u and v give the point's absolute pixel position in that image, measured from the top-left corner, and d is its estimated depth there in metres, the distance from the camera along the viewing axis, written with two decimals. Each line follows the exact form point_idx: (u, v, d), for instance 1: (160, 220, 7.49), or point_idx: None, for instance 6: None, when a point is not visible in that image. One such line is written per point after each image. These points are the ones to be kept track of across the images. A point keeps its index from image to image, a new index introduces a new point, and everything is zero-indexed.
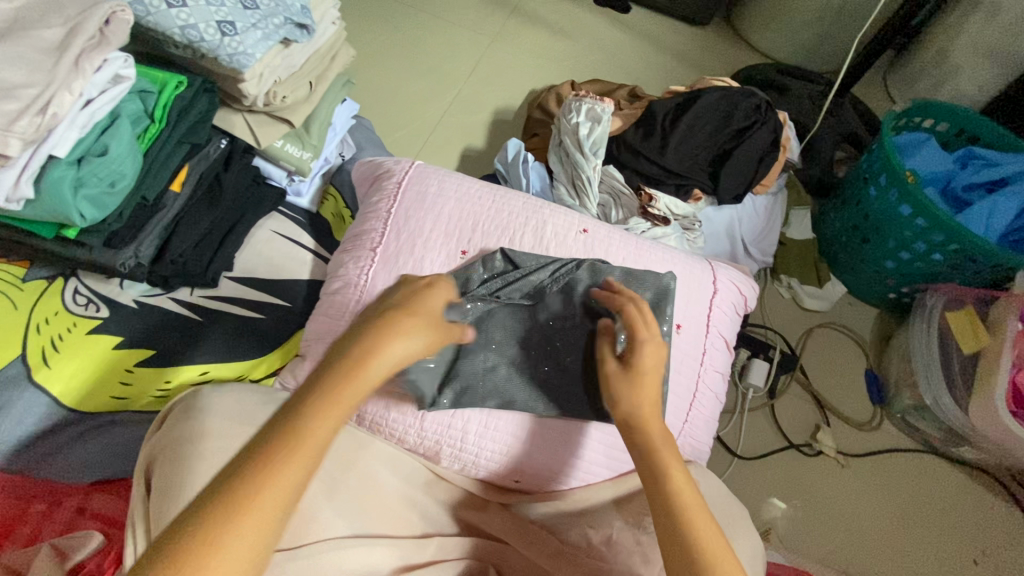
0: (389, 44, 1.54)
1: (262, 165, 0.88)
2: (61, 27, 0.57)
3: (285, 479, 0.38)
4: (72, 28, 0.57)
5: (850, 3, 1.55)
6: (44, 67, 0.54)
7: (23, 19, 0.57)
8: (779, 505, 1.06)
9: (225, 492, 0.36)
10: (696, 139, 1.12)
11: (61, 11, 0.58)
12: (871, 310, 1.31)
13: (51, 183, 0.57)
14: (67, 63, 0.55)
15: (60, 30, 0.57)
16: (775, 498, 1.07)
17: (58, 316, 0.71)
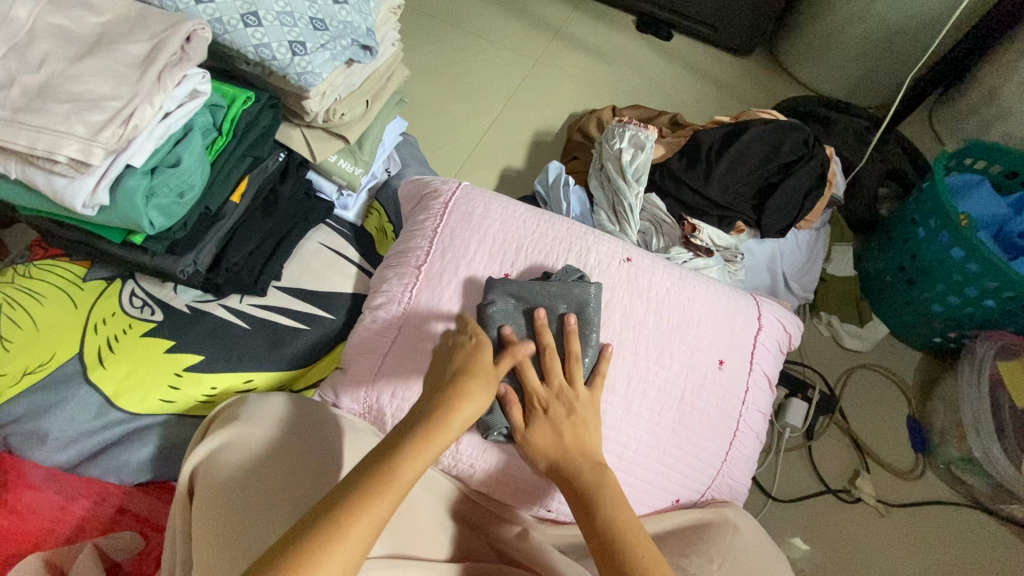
0: (434, 64, 1.58)
1: (315, 179, 0.90)
2: (146, 43, 0.60)
3: (357, 533, 0.45)
4: (156, 45, 0.59)
5: (899, 39, 1.54)
6: (129, 81, 0.57)
7: (111, 35, 0.61)
8: (801, 546, 1.03)
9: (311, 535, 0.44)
10: (741, 171, 1.11)
11: (146, 28, 0.61)
12: (914, 353, 1.27)
13: (124, 192, 0.58)
14: (150, 78, 0.57)
15: (145, 45, 0.60)
16: (796, 538, 1.03)
17: (115, 316, 0.73)
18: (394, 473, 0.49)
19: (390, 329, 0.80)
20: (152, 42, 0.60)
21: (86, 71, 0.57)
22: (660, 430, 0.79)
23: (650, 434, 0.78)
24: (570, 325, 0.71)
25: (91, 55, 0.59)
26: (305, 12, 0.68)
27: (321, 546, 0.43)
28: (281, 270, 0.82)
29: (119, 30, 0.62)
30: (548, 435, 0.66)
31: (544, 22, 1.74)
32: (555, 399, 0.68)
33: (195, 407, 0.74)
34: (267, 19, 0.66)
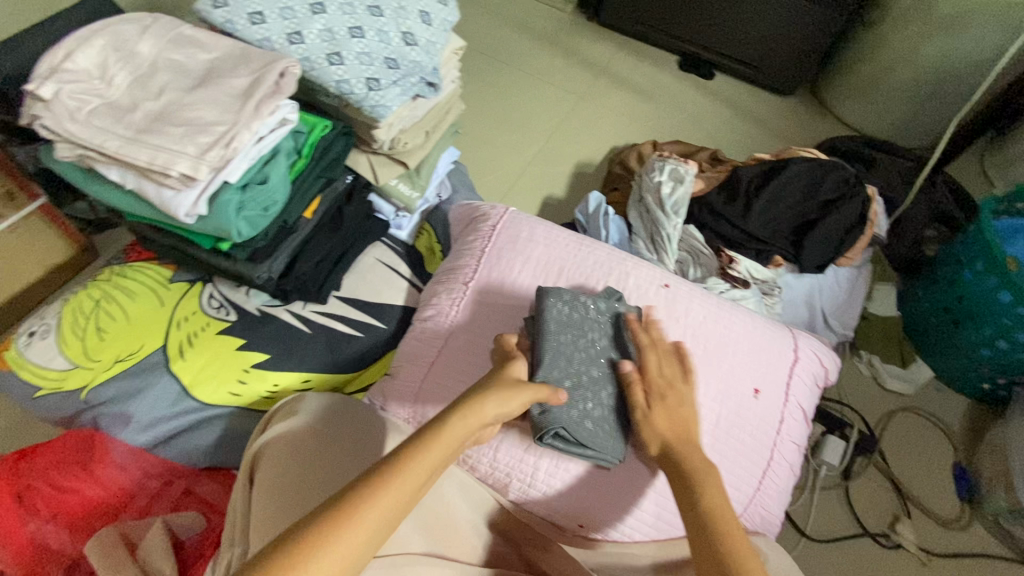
0: (484, 98, 1.68)
1: (375, 201, 0.98)
2: (247, 76, 0.69)
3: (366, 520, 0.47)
4: (256, 78, 0.69)
5: (945, 83, 1.54)
6: (232, 110, 0.66)
7: (219, 69, 0.71)
8: None
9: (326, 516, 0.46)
10: (780, 207, 1.13)
11: (248, 64, 0.70)
12: (960, 399, 1.23)
13: (220, 204, 0.67)
14: (250, 107, 0.66)
15: (247, 79, 0.69)
16: None
17: (195, 315, 0.81)
18: (406, 468, 0.51)
19: (437, 340, 0.85)
20: (254, 76, 0.69)
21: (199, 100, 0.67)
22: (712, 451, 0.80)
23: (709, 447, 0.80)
24: (657, 316, 0.79)
25: (203, 86, 0.68)
26: (381, 52, 0.78)
27: (334, 527, 0.46)
28: (340, 281, 0.89)
29: (226, 64, 0.71)
30: (667, 417, 0.70)
31: (590, 61, 1.84)
32: (668, 385, 0.73)
33: (259, 401, 0.81)
34: (349, 59, 0.76)
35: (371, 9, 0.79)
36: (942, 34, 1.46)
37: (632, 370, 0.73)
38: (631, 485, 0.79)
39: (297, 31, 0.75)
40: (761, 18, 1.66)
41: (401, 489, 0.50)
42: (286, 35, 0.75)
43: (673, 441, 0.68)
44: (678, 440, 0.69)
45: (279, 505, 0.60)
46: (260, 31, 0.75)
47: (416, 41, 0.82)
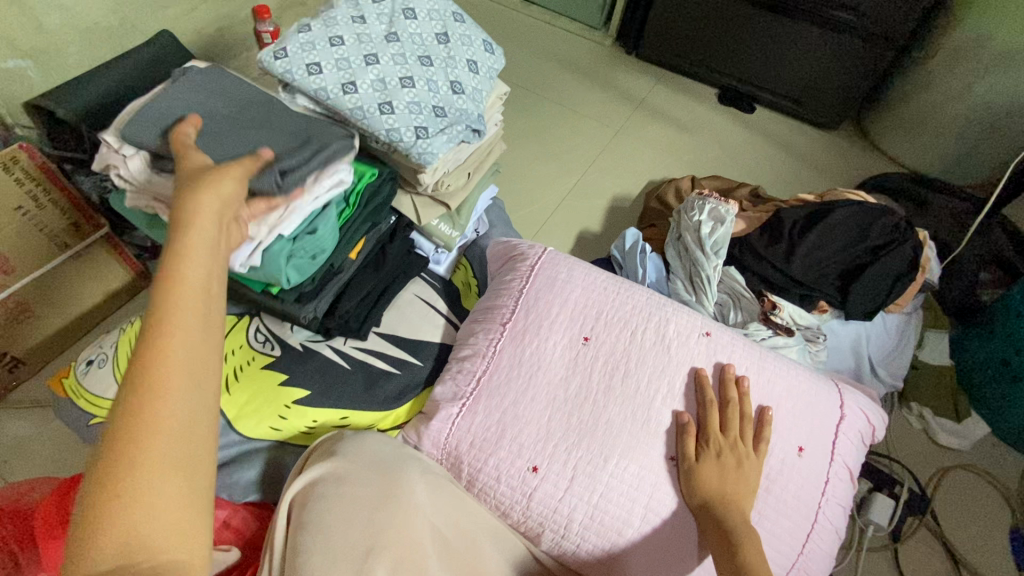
0: (522, 131, 1.71)
1: (417, 239, 1.01)
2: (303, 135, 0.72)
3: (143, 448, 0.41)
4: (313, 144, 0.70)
5: (1002, 121, 1.49)
6: None
7: (274, 115, 0.74)
8: None
9: (93, 486, 0.40)
10: (826, 251, 1.10)
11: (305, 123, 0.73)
12: (1019, 458, 1.16)
13: (272, 255, 0.68)
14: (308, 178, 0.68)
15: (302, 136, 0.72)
16: None
17: (242, 348, 0.84)
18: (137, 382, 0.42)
19: (472, 382, 0.85)
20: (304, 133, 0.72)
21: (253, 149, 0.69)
22: (760, 512, 0.77)
23: (760, 508, 0.77)
24: (744, 386, 0.82)
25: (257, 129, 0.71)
26: (430, 101, 0.81)
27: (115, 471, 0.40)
28: (380, 318, 0.91)
29: (282, 113, 0.75)
30: (716, 477, 0.74)
31: (628, 94, 1.85)
32: (729, 447, 0.77)
33: (297, 436, 0.82)
34: (399, 108, 0.79)
35: (421, 59, 0.83)
36: (999, 71, 1.42)
37: (689, 422, 0.79)
38: (669, 543, 0.76)
39: (351, 81, 0.79)
40: (805, 53, 1.64)
41: (176, 363, 0.44)
42: (340, 85, 0.78)
43: (715, 500, 0.73)
44: (720, 498, 0.73)
45: (339, 552, 0.63)
46: (316, 81, 0.78)
47: (463, 90, 0.85)
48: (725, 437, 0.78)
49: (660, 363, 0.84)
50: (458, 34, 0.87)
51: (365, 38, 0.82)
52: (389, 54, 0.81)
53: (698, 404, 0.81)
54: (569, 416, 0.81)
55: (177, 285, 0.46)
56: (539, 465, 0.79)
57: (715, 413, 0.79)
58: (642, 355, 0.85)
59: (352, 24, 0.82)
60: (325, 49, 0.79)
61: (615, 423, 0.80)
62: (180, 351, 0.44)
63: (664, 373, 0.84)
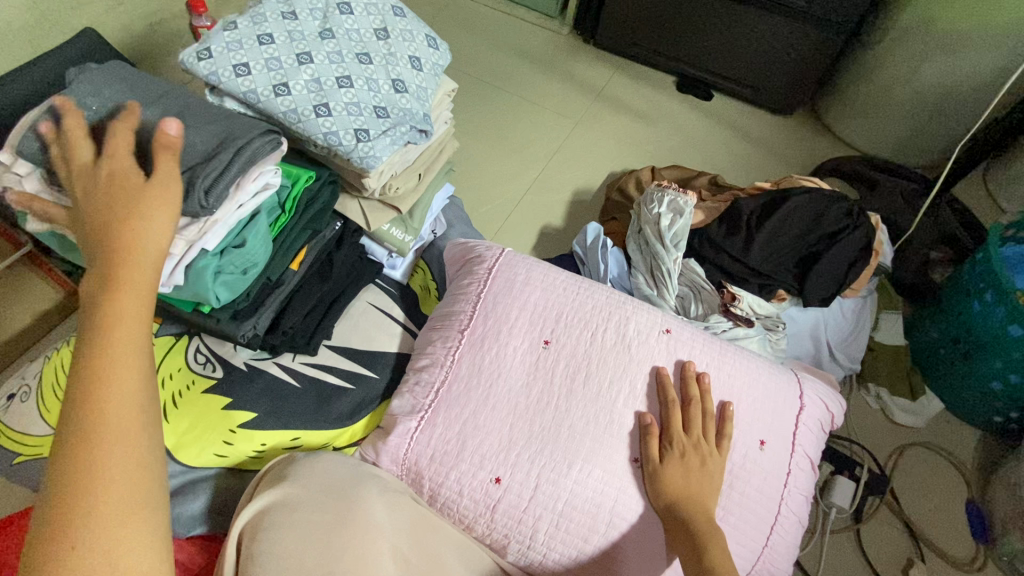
0: (480, 125, 1.67)
1: (368, 244, 0.96)
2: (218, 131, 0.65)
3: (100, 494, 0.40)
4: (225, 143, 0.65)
5: (948, 103, 1.52)
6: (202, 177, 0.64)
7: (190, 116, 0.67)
8: None
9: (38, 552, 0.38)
10: (783, 239, 1.11)
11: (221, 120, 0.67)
12: (971, 431, 1.20)
13: (196, 271, 0.64)
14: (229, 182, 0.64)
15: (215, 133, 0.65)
16: None
17: (180, 372, 0.79)
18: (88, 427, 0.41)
19: (430, 393, 0.82)
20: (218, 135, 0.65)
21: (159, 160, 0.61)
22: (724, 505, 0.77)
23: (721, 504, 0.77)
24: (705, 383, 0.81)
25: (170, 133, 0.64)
26: (370, 101, 0.77)
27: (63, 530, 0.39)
28: (332, 330, 0.87)
29: (196, 113, 0.68)
30: (681, 477, 0.74)
31: (587, 84, 1.82)
32: (692, 447, 0.76)
33: (246, 462, 0.78)
34: (336, 109, 0.74)
35: (359, 56, 0.78)
36: (943, 55, 1.44)
37: (651, 423, 0.78)
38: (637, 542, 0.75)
39: (283, 82, 0.73)
40: (760, 39, 1.64)
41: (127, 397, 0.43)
42: (271, 87, 0.73)
43: (681, 501, 0.72)
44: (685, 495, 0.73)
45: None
46: (245, 83, 0.73)
47: (406, 88, 0.80)
48: (688, 437, 0.77)
49: (621, 363, 0.83)
50: (398, 29, 0.83)
51: (297, 34, 0.76)
52: (324, 52, 0.76)
53: (661, 404, 0.80)
54: (531, 424, 0.79)
55: (117, 319, 0.45)
56: (502, 476, 0.77)
57: (678, 412, 0.78)
58: (604, 357, 0.84)
59: (283, 20, 0.77)
60: (253, 48, 0.74)
61: (576, 424, 0.79)
62: (120, 387, 0.43)
63: (625, 373, 0.83)
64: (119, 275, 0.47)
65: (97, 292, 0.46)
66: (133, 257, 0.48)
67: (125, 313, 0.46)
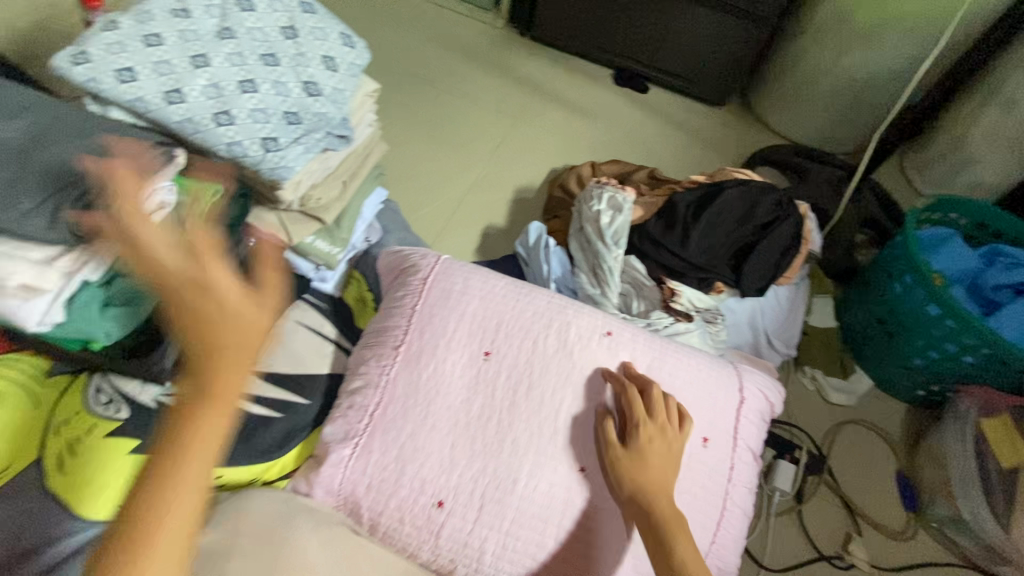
0: (415, 125, 1.61)
1: (291, 259, 0.89)
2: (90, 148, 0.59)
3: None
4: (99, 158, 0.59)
5: (867, 92, 1.59)
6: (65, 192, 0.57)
7: (58, 132, 0.59)
8: None
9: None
10: (718, 233, 1.12)
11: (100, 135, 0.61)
12: (900, 405, 1.27)
13: (80, 306, 0.58)
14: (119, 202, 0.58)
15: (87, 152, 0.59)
16: None
17: (78, 415, 0.71)
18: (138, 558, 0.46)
19: (365, 417, 0.78)
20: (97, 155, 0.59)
21: (20, 187, 0.55)
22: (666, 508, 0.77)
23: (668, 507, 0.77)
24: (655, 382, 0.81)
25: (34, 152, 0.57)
26: (279, 107, 0.70)
27: None
28: (255, 355, 0.80)
29: (65, 131, 0.60)
30: (642, 462, 0.72)
31: (524, 79, 1.79)
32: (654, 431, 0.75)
33: None
34: (239, 117, 0.68)
35: (264, 58, 0.72)
36: (860, 46, 1.50)
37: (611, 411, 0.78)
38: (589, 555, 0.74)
39: (176, 89, 0.66)
40: (691, 32, 1.66)
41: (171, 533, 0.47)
42: (162, 94, 0.66)
43: (642, 488, 0.71)
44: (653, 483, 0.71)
45: None
46: (130, 90, 0.65)
47: (320, 91, 0.74)
48: (650, 421, 0.76)
49: (564, 370, 0.81)
50: (308, 26, 0.76)
51: (190, 35, 0.69)
52: (223, 54, 0.69)
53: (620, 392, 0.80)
54: (473, 441, 0.76)
55: (199, 450, 0.49)
56: (444, 500, 0.74)
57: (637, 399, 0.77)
58: (547, 366, 0.81)
59: (173, 19, 0.69)
60: (140, 51, 0.66)
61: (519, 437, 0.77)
62: (179, 513, 0.48)
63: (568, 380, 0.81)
64: (201, 400, 0.49)
65: (191, 412, 0.48)
66: (217, 393, 0.49)
67: (201, 438, 0.49)
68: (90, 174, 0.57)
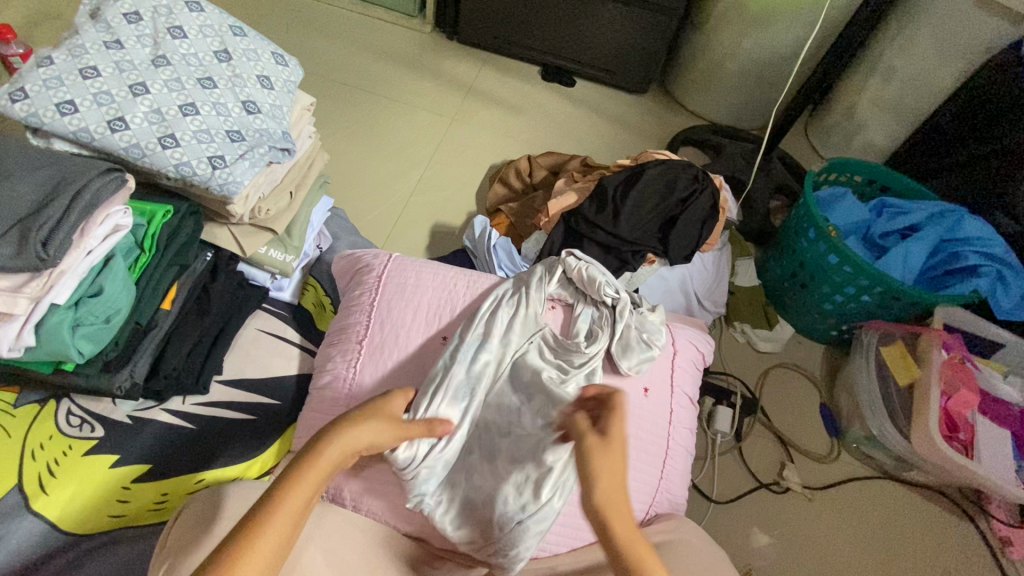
0: (353, 134, 1.65)
1: (246, 270, 0.94)
2: (42, 184, 0.61)
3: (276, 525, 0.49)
4: (53, 188, 0.61)
5: (767, 72, 1.75)
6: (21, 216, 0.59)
7: (7, 166, 0.62)
8: (764, 538, 1.15)
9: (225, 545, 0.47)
10: (643, 209, 1.24)
11: (49, 166, 0.62)
12: (819, 346, 1.43)
13: (49, 329, 0.61)
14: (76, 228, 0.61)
15: (41, 187, 0.61)
16: (761, 532, 1.16)
17: (52, 439, 0.74)
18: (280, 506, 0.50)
19: (338, 407, 0.83)
20: (52, 186, 0.61)
21: None
22: None
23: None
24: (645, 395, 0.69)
25: None
26: (221, 126, 0.75)
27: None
28: (222, 364, 0.84)
29: (18, 161, 0.63)
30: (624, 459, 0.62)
31: (455, 80, 1.86)
32: None
33: (147, 513, 0.76)
34: (184, 139, 0.72)
35: (201, 81, 0.76)
36: (756, 31, 1.65)
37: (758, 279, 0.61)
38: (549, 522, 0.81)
39: (118, 117, 0.70)
40: (606, 26, 1.77)
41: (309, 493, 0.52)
42: (105, 123, 0.69)
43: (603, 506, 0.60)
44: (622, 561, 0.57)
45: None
46: (73, 121, 0.68)
47: (258, 108, 0.79)
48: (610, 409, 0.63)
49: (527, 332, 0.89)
50: (240, 48, 0.81)
51: (126, 64, 0.72)
52: (161, 80, 0.73)
53: None
54: None
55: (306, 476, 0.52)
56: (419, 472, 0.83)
57: None
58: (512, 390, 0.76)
59: (106, 51, 0.72)
60: (76, 83, 0.69)
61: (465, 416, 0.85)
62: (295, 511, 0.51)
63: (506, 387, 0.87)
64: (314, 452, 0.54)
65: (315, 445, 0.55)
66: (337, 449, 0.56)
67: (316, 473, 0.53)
68: (48, 203, 0.60)
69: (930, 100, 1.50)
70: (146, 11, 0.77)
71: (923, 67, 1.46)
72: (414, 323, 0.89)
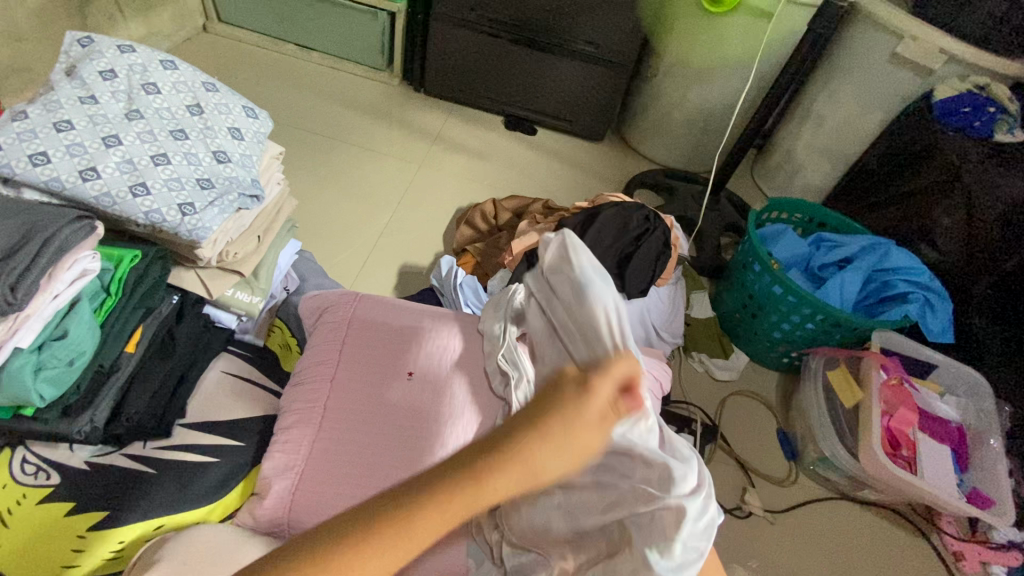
0: (323, 180, 1.71)
1: (213, 312, 0.95)
2: (13, 231, 0.63)
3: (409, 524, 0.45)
4: (22, 235, 0.63)
5: (712, 121, 1.90)
6: None
7: None
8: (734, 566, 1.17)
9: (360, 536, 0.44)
10: (600, 247, 1.31)
11: (18, 215, 0.65)
12: (774, 374, 1.50)
13: (11, 372, 0.62)
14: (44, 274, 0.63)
15: (12, 234, 0.63)
16: (730, 560, 1.17)
17: (6, 488, 0.74)
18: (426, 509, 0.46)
19: (303, 447, 0.83)
20: (22, 232, 0.63)
21: None
22: None
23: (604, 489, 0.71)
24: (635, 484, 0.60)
25: None
26: (192, 175, 0.79)
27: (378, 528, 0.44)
28: (185, 407, 0.84)
29: None
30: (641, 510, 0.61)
31: (422, 129, 1.95)
32: None
33: (104, 564, 0.74)
34: (155, 187, 0.75)
35: (173, 133, 0.80)
36: (700, 84, 1.80)
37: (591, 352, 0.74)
38: None
39: (90, 167, 0.73)
40: (563, 79, 1.90)
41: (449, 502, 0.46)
42: (77, 173, 0.72)
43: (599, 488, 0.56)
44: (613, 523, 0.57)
45: None
46: (44, 172, 0.71)
47: (229, 158, 0.84)
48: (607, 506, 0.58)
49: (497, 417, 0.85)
50: (212, 103, 0.86)
51: (100, 118, 0.76)
52: (134, 133, 0.77)
53: None
54: None
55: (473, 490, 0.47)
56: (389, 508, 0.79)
57: None
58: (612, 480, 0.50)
59: (81, 106, 0.76)
60: (50, 136, 0.72)
61: (422, 447, 0.81)
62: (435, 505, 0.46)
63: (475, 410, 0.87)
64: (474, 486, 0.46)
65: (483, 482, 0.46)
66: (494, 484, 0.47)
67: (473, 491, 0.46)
68: (18, 248, 0.61)
69: (857, 146, 1.66)
70: (121, 68, 0.81)
71: (849, 115, 1.62)
72: (380, 360, 0.91)
